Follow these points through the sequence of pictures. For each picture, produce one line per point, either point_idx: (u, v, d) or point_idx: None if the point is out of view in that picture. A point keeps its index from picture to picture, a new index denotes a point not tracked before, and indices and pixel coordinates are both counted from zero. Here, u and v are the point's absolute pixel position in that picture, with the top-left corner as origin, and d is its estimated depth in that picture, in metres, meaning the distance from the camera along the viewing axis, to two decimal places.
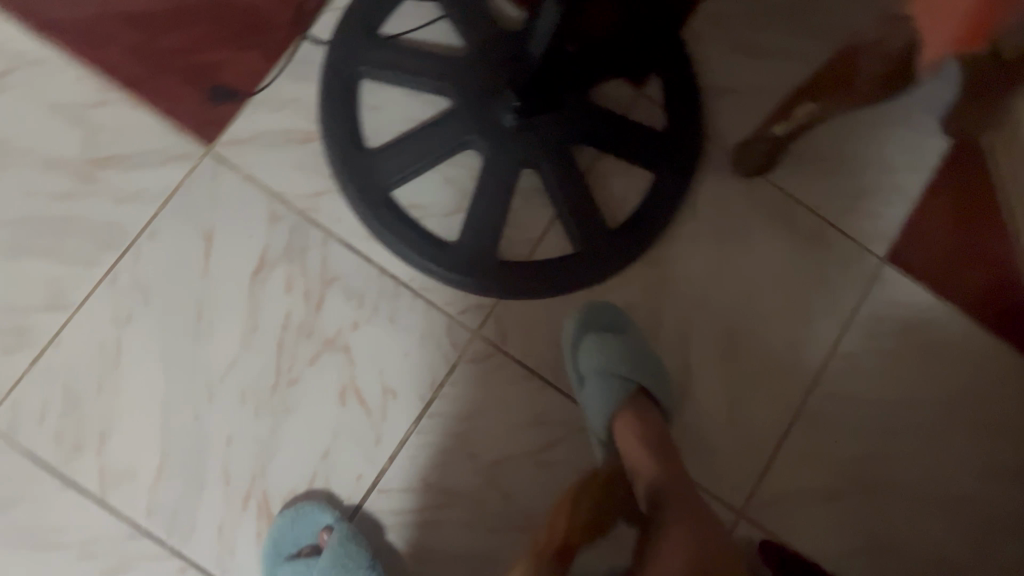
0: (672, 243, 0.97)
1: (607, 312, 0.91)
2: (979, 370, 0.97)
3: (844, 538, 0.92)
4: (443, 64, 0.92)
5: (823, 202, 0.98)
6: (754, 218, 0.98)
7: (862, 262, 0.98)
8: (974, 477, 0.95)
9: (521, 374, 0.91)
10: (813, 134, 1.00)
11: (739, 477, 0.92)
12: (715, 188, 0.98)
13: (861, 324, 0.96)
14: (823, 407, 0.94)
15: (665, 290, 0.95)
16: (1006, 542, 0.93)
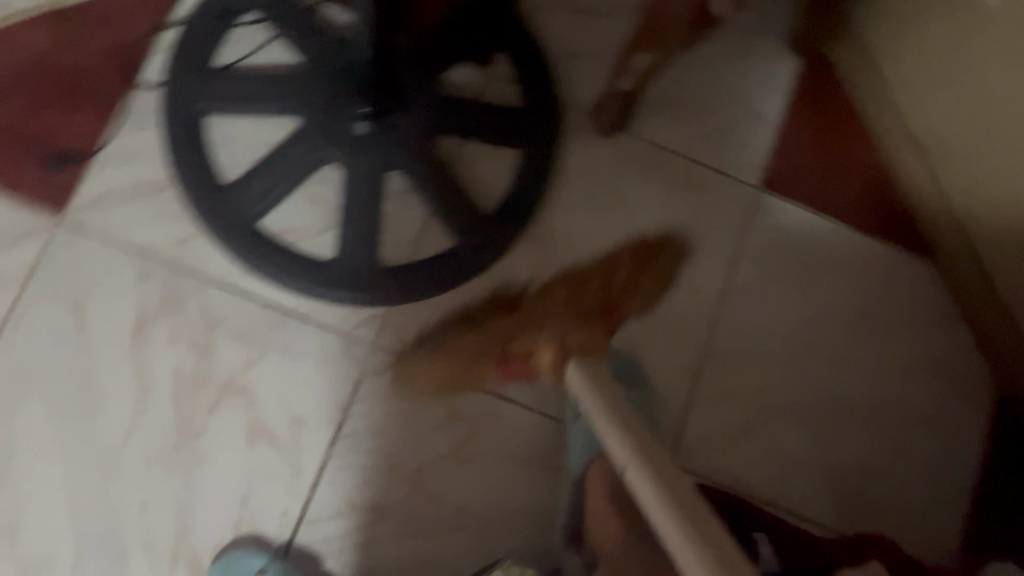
0: (551, 214, 0.97)
1: (624, 366, 0.92)
2: (867, 274, 1.00)
3: (772, 464, 0.94)
4: (281, 85, 0.90)
5: (690, 145, 1.00)
6: (626, 173, 0.99)
7: (737, 195, 0.99)
8: (883, 378, 0.97)
9: (427, 376, 0.91)
10: (665, 80, 1.01)
11: (660, 428, 0.93)
12: (582, 152, 0.98)
13: (748, 255, 0.98)
14: (728, 343, 0.96)
15: (553, 262, 0.96)
16: (924, 432, 0.96)
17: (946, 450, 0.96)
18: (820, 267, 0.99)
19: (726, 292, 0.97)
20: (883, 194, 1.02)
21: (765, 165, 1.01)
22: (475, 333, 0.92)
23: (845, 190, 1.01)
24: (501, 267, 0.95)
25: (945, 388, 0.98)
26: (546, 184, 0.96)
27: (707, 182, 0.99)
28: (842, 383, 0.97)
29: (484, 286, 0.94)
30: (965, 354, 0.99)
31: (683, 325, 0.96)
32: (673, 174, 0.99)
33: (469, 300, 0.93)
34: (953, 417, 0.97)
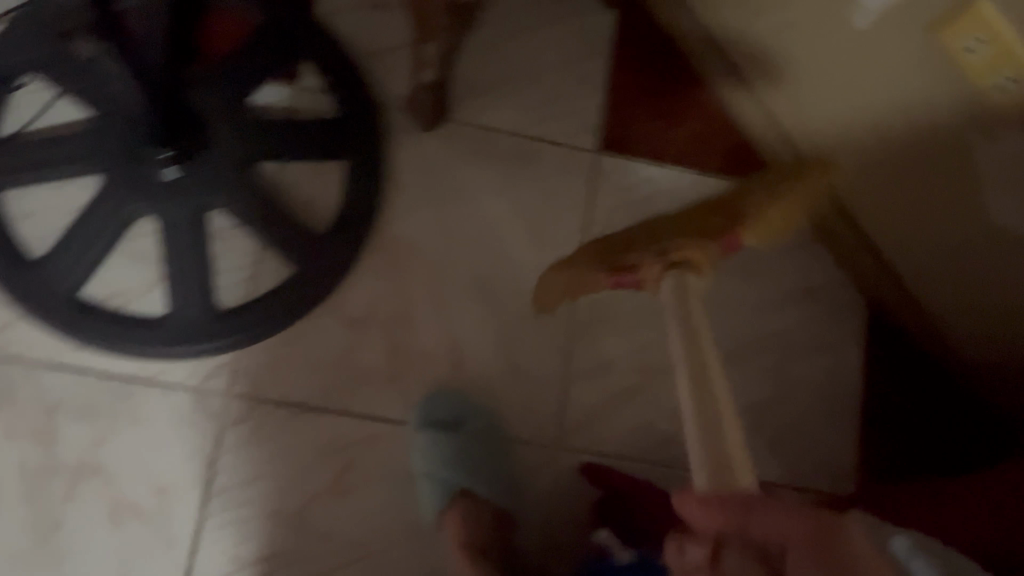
0: (392, 219, 0.93)
1: (444, 403, 0.88)
2: None
3: (658, 424, 0.93)
4: (73, 145, 0.85)
5: (519, 121, 0.98)
6: (460, 163, 0.96)
7: (578, 161, 0.98)
8: (751, 314, 0.98)
9: (291, 412, 0.87)
10: (481, 60, 0.98)
11: (543, 412, 0.91)
12: (410, 150, 0.95)
13: (599, 220, 0.98)
14: (595, 312, 0.95)
15: (403, 267, 0.92)
16: (803, 358, 0.97)
17: (827, 373, 0.97)
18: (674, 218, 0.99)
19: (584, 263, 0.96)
20: (721, 131, 1.02)
21: (598, 127, 1.00)
22: (333, 359, 0.89)
23: (684, 136, 1.01)
24: (348, 285, 0.90)
25: (817, 311, 0.99)
26: (378, 190, 0.92)
27: (544, 156, 0.98)
28: (714, 328, 0.98)
29: (333, 309, 0.90)
30: (830, 274, 1.00)
31: (546, 305, 0.93)
32: (508, 155, 0.97)
33: (320, 327, 0.89)
34: (828, 339, 0.98)
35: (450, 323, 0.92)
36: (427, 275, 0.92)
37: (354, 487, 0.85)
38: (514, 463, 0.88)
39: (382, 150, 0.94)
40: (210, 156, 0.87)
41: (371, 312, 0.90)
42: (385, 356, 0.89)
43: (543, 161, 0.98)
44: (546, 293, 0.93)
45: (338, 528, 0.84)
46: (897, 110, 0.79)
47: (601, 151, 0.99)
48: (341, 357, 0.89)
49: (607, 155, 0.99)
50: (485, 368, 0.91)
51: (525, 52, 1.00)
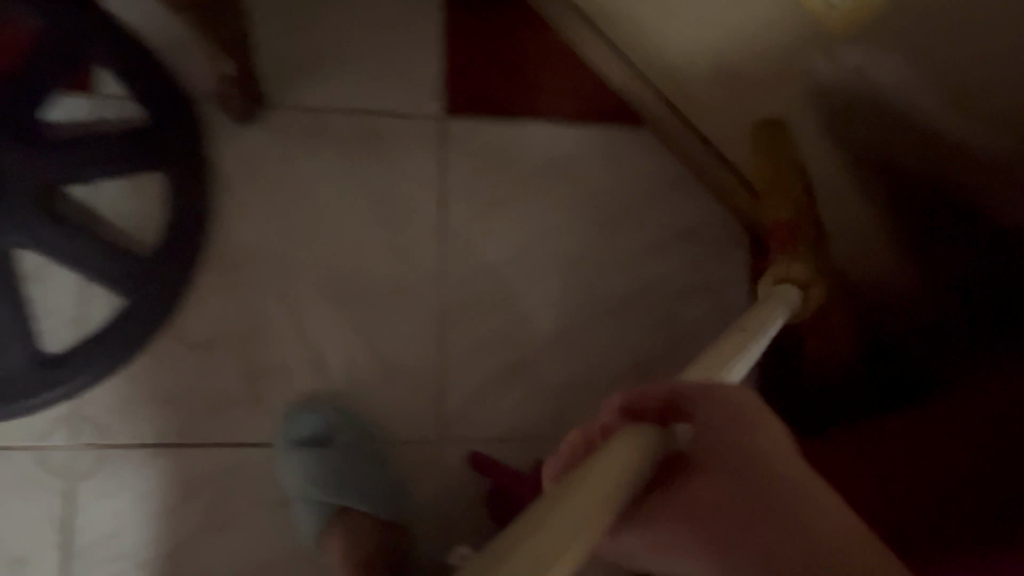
0: (228, 227, 0.86)
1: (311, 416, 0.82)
2: (583, 164, 0.95)
3: (546, 398, 0.89)
4: None
5: (353, 98, 0.90)
6: (294, 154, 0.88)
7: (422, 132, 0.91)
8: (628, 263, 0.94)
9: (147, 452, 0.81)
10: (299, 36, 0.90)
11: (420, 406, 0.86)
12: (236, 148, 0.87)
13: (453, 192, 0.92)
14: (464, 291, 0.90)
15: (246, 276, 0.85)
16: (683, 302, 0.94)
17: (712, 316, 0.94)
18: (534, 178, 0.93)
19: (444, 241, 0.90)
20: (572, 72, 0.95)
21: (440, 92, 0.92)
22: (184, 389, 0.82)
23: (535, 87, 0.94)
24: (188, 307, 0.83)
25: (696, 253, 0.95)
26: (203, 199, 0.85)
27: (386, 133, 0.90)
28: (593, 287, 0.93)
29: (176, 334, 0.83)
30: (704, 210, 0.96)
31: (407, 290, 0.89)
32: (346, 137, 0.89)
33: (164, 357, 0.82)
34: (710, 279, 0.95)
35: (306, 330, 0.86)
36: (275, 281, 0.86)
37: (226, 522, 0.80)
38: (395, 465, 0.84)
39: (203, 153, 0.85)
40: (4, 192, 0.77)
41: (219, 332, 0.84)
42: (241, 376, 0.83)
43: (385, 138, 0.90)
44: (405, 277, 0.89)
45: (216, 565, 0.79)
46: (732, 44, 0.74)
47: (446, 117, 0.92)
48: (193, 386, 0.82)
49: (454, 120, 0.92)
50: (354, 370, 0.86)
51: (347, 19, 0.91)
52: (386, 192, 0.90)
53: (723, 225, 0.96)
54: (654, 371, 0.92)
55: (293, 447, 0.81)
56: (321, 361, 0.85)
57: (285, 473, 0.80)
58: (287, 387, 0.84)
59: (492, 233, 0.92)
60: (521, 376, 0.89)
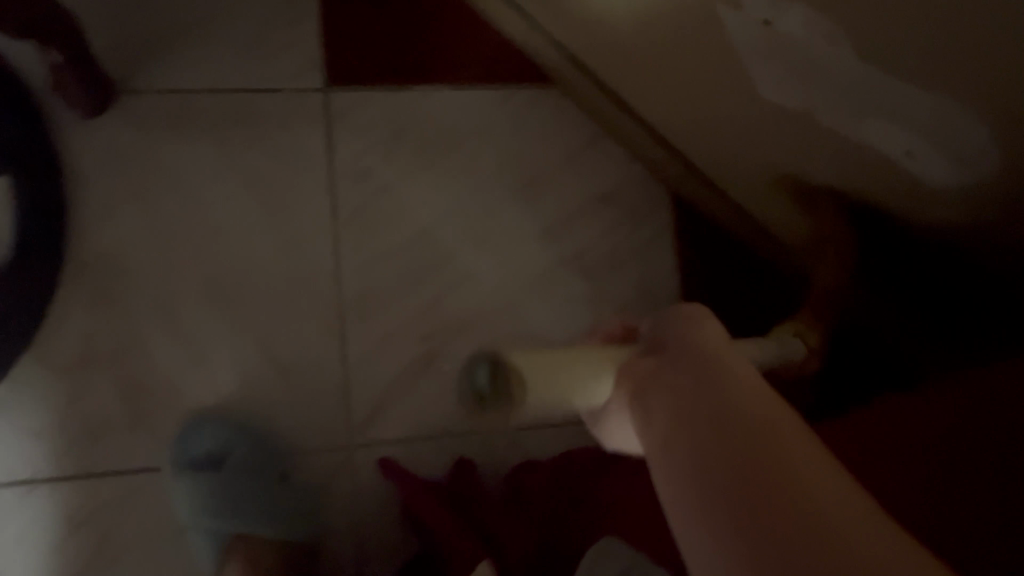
0: (89, 233, 0.77)
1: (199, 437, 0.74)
2: (487, 129, 0.87)
3: (465, 389, 0.82)
4: None
5: (221, 75, 0.80)
6: (159, 143, 0.79)
7: (304, 106, 0.82)
8: (545, 234, 0.86)
9: (21, 491, 0.73)
10: (153, 9, 0.80)
11: (325, 411, 0.78)
12: (89, 142, 0.78)
13: (345, 171, 0.83)
14: (365, 279, 0.82)
15: (114, 286, 0.77)
16: (607, 272, 0.87)
17: (638, 285, 0.88)
18: (432, 150, 0.85)
19: (338, 225, 0.82)
20: (466, 30, 0.87)
21: (319, 61, 0.83)
22: (56, 418, 0.74)
23: (427, 49, 0.86)
24: (51, 326, 0.75)
25: (616, 219, 0.88)
26: (58, 203, 0.76)
27: (262, 111, 0.81)
28: (508, 265, 0.85)
29: (40, 358, 0.75)
30: (621, 170, 0.89)
31: (299, 283, 0.80)
32: (217, 120, 0.80)
33: (30, 385, 0.74)
34: (634, 245, 0.88)
35: (190, 339, 0.77)
36: (150, 287, 0.77)
37: (117, 558, 0.73)
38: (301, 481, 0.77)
39: (53, 152, 0.76)
40: None
41: (91, 351, 0.75)
42: (120, 398, 0.75)
43: (263, 118, 0.81)
44: (297, 269, 0.80)
45: None
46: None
47: (329, 89, 0.83)
48: (66, 414, 0.74)
49: (337, 91, 0.83)
50: (248, 380, 0.78)
51: None
52: (268, 178, 0.81)
53: (642, 186, 0.89)
54: None
55: (181, 471, 0.74)
56: (208, 372, 0.77)
57: (179, 503, 0.73)
58: (174, 404, 0.76)
59: (392, 214, 0.83)
60: (436, 367, 0.81)
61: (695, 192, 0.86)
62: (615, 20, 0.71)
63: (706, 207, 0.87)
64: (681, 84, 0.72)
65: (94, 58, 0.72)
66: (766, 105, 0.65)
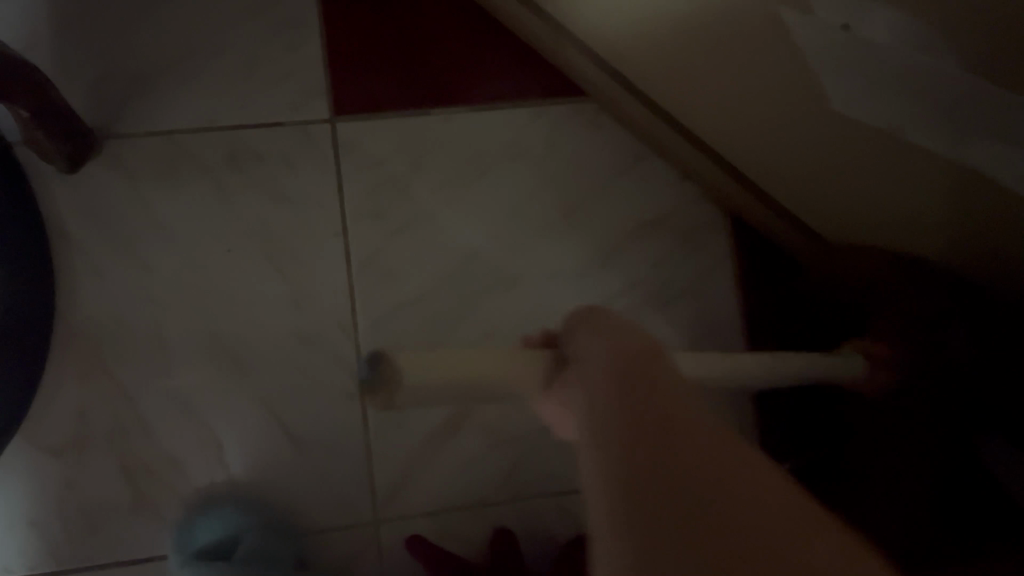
0: (79, 297, 0.70)
1: (216, 521, 0.67)
2: (515, 154, 0.77)
3: (501, 452, 0.73)
4: None
5: (215, 112, 0.73)
6: (151, 193, 0.71)
7: (310, 141, 0.74)
8: (586, 270, 0.76)
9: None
10: (141, 46, 0.72)
11: (346, 485, 0.70)
12: (75, 196, 0.71)
13: (358, 212, 0.74)
14: (385, 332, 0.73)
15: (107, 355, 0.69)
16: (657, 310, 0.76)
17: (693, 321, 0.77)
18: (454, 181, 0.75)
19: (352, 273, 0.73)
20: (489, 44, 0.77)
21: (323, 89, 0.74)
22: (52, 504, 0.67)
23: (444, 66, 0.77)
24: (41, 402, 0.68)
25: (666, 248, 0.77)
26: (45, 265, 0.68)
27: (263, 149, 0.73)
28: (546, 308, 0.75)
29: (32, 437, 0.68)
30: (671, 192, 0.78)
31: (313, 341, 0.72)
32: (213, 162, 0.72)
33: (23, 468, 0.67)
34: (688, 276, 0.77)
35: (193, 409, 0.69)
36: (147, 353, 0.70)
37: None
38: (320, 564, 0.69)
39: (37, 210, 0.69)
40: None
41: (86, 429, 0.68)
42: (120, 478, 0.68)
43: (264, 157, 0.73)
44: (309, 325, 0.72)
45: None
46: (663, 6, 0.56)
47: (336, 119, 0.74)
48: (62, 499, 0.67)
49: (345, 121, 0.74)
50: (259, 455, 0.70)
51: (200, 15, 0.73)
52: (272, 225, 0.72)
53: (694, 208, 0.78)
54: None
55: (187, 562, 0.65)
56: (215, 446, 0.69)
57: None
58: (178, 483, 0.69)
59: (412, 257, 0.74)
60: (468, 430, 0.72)
61: (756, 213, 0.75)
62: (654, 33, 0.60)
63: (770, 231, 0.76)
64: (734, 101, 0.61)
65: (67, 110, 0.64)
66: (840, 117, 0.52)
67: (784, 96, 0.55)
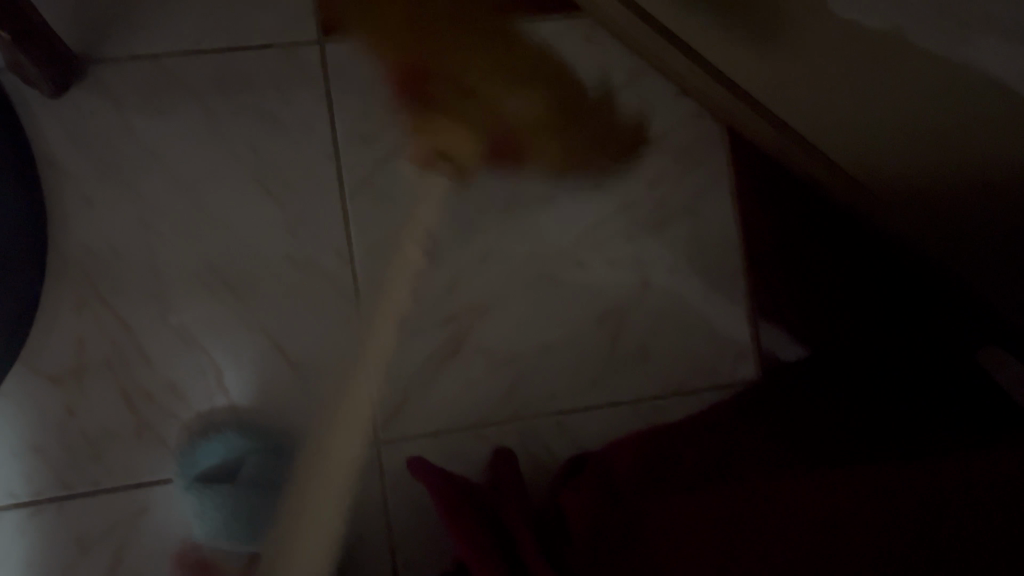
0: (72, 228, 0.69)
1: (218, 449, 0.68)
2: (507, 77, 0.76)
3: (500, 374, 0.73)
4: None
5: (201, 34, 0.71)
6: (138, 118, 0.70)
7: (297, 63, 0.72)
8: (582, 192, 0.76)
9: (26, 513, 0.67)
10: None
11: (348, 407, 0.71)
12: (62, 124, 0.69)
13: (351, 135, 0.73)
14: (381, 256, 0.72)
15: (103, 284, 0.69)
16: (655, 232, 0.76)
17: (691, 240, 0.76)
18: (449, 101, 0.75)
19: (345, 196, 0.72)
20: None
21: (311, 9, 0.73)
22: (57, 432, 0.68)
23: None
24: (39, 332, 0.68)
25: (663, 166, 0.77)
26: (36, 192, 0.68)
27: (251, 73, 0.72)
28: (543, 233, 0.75)
29: (34, 368, 0.68)
30: (667, 110, 0.77)
31: (311, 266, 0.71)
32: (200, 87, 0.71)
33: (25, 398, 0.68)
34: (685, 194, 0.77)
35: (191, 336, 0.70)
36: (143, 282, 0.69)
37: None
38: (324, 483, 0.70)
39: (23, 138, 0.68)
40: None
41: (86, 359, 0.68)
42: (122, 406, 0.68)
43: (252, 81, 0.72)
44: (306, 250, 0.72)
45: None
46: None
47: (325, 41, 0.73)
48: (66, 427, 0.68)
49: (334, 42, 0.73)
50: (259, 380, 0.70)
51: None
52: (263, 150, 0.72)
53: (692, 124, 0.77)
54: (626, 320, 0.75)
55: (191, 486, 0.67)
56: (216, 371, 0.70)
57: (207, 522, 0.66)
58: (179, 409, 0.69)
59: (404, 182, 0.73)
60: (466, 354, 0.73)
61: (754, 126, 0.74)
62: None
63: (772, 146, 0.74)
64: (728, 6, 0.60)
65: (52, 34, 0.63)
66: (851, 23, 0.51)
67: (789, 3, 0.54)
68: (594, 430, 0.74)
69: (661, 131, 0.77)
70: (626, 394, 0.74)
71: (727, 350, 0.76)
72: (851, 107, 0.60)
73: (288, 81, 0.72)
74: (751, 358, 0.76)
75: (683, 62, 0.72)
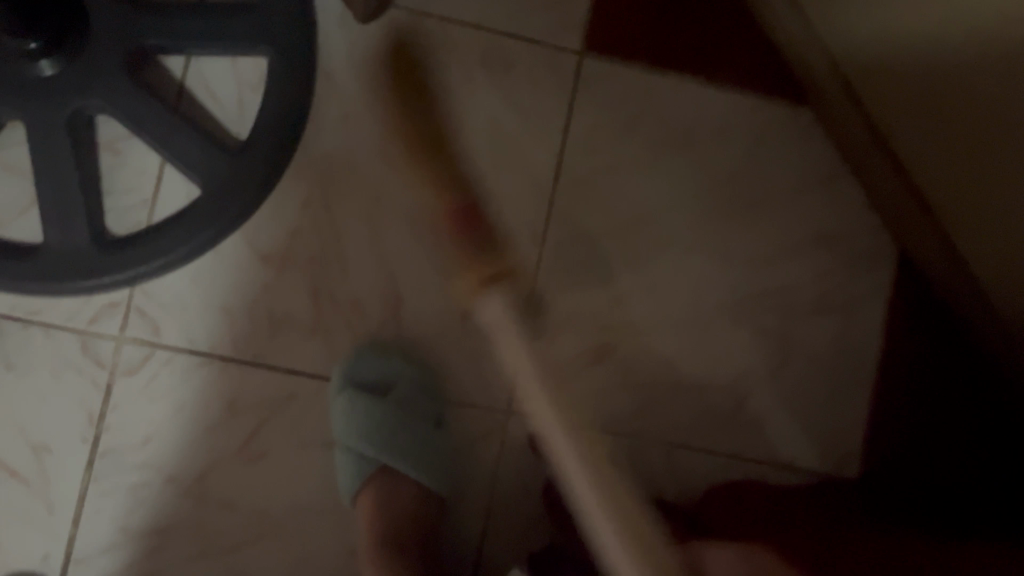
0: (322, 136, 0.77)
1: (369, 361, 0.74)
2: (729, 137, 0.83)
3: (627, 395, 0.79)
4: None
5: (486, 13, 0.80)
6: (410, 64, 0.79)
7: (556, 63, 0.80)
8: (756, 264, 0.82)
9: (195, 364, 0.74)
10: None
11: (496, 369, 0.77)
12: (348, 48, 0.78)
13: (579, 140, 0.80)
14: (565, 254, 0.79)
15: (331, 192, 0.77)
16: (808, 320, 0.82)
17: (837, 337, 0.82)
18: (671, 143, 0.82)
19: (554, 195, 0.80)
20: (737, 32, 0.83)
21: (584, 24, 0.81)
22: (246, 302, 0.75)
23: (690, 38, 0.83)
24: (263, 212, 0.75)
25: (834, 264, 0.83)
26: (308, 97, 0.76)
27: (515, 59, 0.80)
28: (709, 285, 0.81)
29: (250, 240, 0.75)
30: (853, 213, 0.83)
31: (507, 239, 0.79)
32: (469, 56, 0.79)
33: (233, 262, 0.75)
34: (844, 295, 0.82)
35: (387, 261, 0.77)
36: (363, 203, 0.77)
37: (265, 454, 0.74)
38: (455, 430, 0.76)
39: (317, 48, 0.77)
40: (94, 43, 0.70)
41: (292, 249, 0.76)
42: (310, 299, 0.75)
43: (513, 66, 0.80)
44: (507, 223, 0.79)
45: (242, 498, 0.73)
46: (927, 36, 0.62)
47: (587, 54, 0.81)
48: (255, 301, 0.75)
49: (594, 58, 0.81)
50: (428, 320, 0.77)
51: None
52: (501, 127, 0.79)
53: (872, 235, 0.83)
54: (758, 386, 0.81)
55: (346, 389, 0.73)
56: (395, 300, 0.77)
57: (345, 428, 0.72)
58: (356, 320, 0.76)
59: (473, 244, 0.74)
60: (608, 366, 0.79)
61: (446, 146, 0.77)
62: (913, 71, 0.66)
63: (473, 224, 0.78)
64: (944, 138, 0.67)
65: None
66: None
67: (1000, 150, 0.61)
68: (698, 471, 0.79)
69: (840, 226, 0.83)
70: (738, 450, 0.80)
71: (836, 445, 0.81)
72: (997, 247, 0.67)
73: (543, 75, 0.80)
74: (856, 460, 0.81)
75: (885, 171, 0.77)
